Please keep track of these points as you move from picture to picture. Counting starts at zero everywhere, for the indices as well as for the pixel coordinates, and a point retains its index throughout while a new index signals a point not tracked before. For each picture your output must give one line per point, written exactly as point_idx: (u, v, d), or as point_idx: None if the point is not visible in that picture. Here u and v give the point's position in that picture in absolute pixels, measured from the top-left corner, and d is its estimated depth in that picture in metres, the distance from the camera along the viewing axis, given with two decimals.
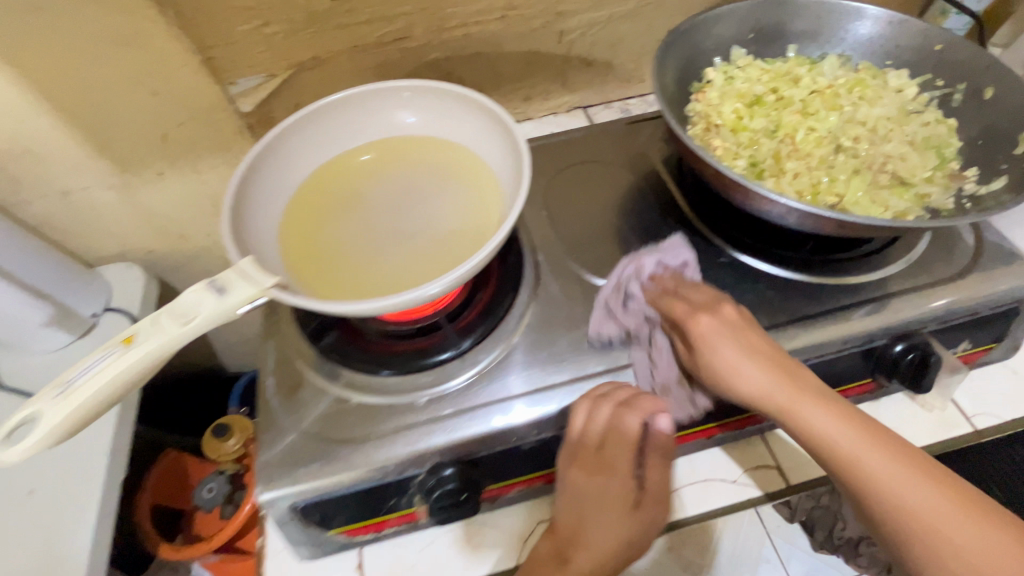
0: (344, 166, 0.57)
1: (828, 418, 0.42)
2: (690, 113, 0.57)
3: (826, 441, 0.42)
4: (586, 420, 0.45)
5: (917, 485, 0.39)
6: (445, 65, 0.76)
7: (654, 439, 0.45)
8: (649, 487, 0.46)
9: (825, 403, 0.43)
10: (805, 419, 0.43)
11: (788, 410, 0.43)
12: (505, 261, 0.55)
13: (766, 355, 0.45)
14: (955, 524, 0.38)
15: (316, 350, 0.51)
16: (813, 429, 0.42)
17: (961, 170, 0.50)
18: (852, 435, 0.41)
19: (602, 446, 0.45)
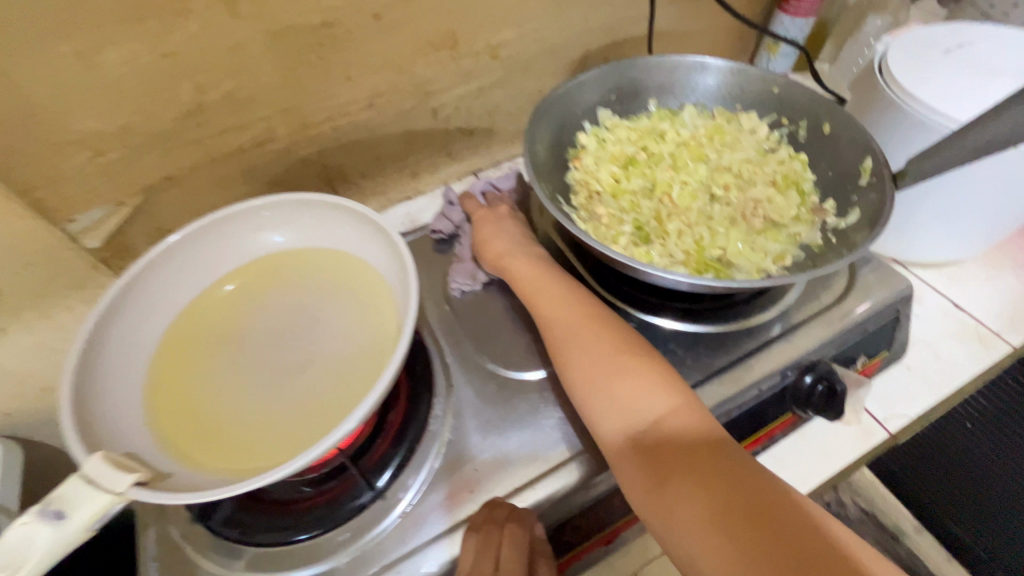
0: (217, 306, 0.52)
1: (627, 375, 0.42)
2: (571, 182, 0.58)
3: (645, 415, 0.41)
4: (482, 542, 0.41)
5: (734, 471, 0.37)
6: (320, 158, 0.72)
7: (537, 545, 0.42)
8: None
9: (640, 372, 0.42)
10: (602, 381, 0.43)
11: (604, 374, 0.43)
12: (413, 374, 0.51)
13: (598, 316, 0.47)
14: (699, 499, 0.36)
15: (209, 530, 0.44)
16: (627, 400, 0.41)
17: (821, 203, 0.53)
18: (607, 354, 0.44)
19: (498, 566, 0.39)
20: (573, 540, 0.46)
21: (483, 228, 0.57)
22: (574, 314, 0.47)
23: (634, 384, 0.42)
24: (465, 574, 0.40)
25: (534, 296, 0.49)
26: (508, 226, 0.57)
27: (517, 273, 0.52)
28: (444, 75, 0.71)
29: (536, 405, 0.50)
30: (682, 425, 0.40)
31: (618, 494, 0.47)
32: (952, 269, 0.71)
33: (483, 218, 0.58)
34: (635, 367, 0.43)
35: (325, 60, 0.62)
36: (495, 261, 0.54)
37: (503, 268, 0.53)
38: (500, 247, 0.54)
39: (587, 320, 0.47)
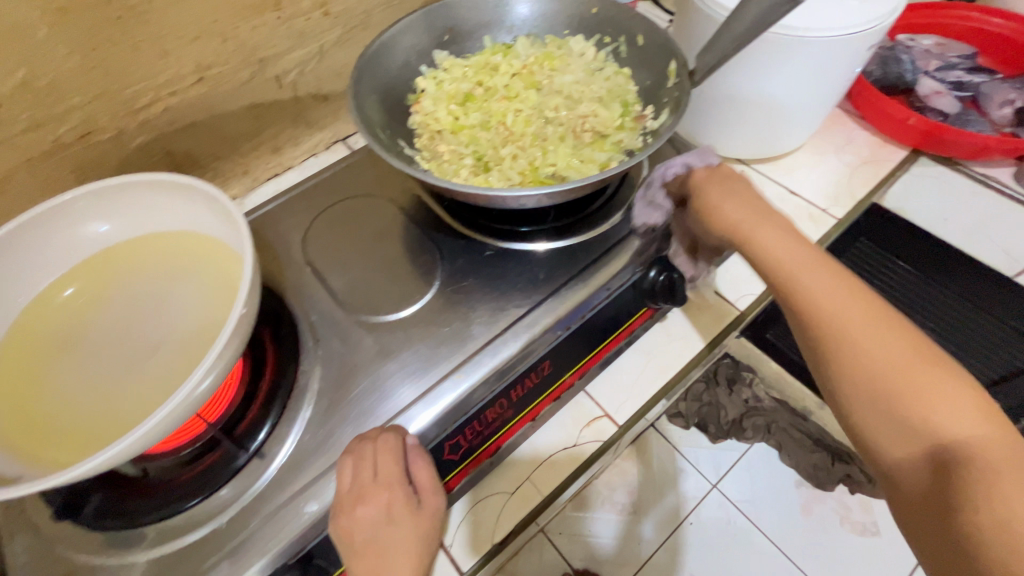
0: (48, 309, 0.49)
1: (841, 295, 0.43)
2: (412, 127, 0.58)
3: (828, 304, 0.43)
4: (358, 458, 0.43)
5: (892, 341, 0.41)
6: (161, 144, 0.68)
7: (411, 451, 0.45)
8: (425, 490, 0.45)
9: (829, 276, 0.44)
10: (808, 285, 0.44)
11: (779, 267, 0.46)
12: (278, 337, 0.51)
13: (778, 229, 0.47)
14: (926, 380, 0.40)
15: (81, 526, 0.43)
16: (807, 290, 0.44)
17: (641, 111, 0.57)
18: (804, 259, 0.45)
19: (375, 473, 0.42)
20: (455, 458, 0.49)
21: (710, 190, 0.51)
22: (745, 215, 0.49)
23: (845, 299, 0.43)
24: (346, 485, 0.43)
25: (736, 224, 0.48)
26: (733, 186, 0.51)
27: (723, 214, 0.49)
28: (276, 39, 0.69)
29: (407, 341, 0.52)
30: (887, 329, 0.42)
31: (491, 408, 0.50)
32: (785, 160, 0.78)
33: (706, 179, 0.52)
34: (835, 286, 0.44)
35: (132, 35, 0.58)
36: (728, 230, 0.49)
37: (711, 211, 0.50)
38: (725, 217, 0.49)
39: (761, 217, 0.48)
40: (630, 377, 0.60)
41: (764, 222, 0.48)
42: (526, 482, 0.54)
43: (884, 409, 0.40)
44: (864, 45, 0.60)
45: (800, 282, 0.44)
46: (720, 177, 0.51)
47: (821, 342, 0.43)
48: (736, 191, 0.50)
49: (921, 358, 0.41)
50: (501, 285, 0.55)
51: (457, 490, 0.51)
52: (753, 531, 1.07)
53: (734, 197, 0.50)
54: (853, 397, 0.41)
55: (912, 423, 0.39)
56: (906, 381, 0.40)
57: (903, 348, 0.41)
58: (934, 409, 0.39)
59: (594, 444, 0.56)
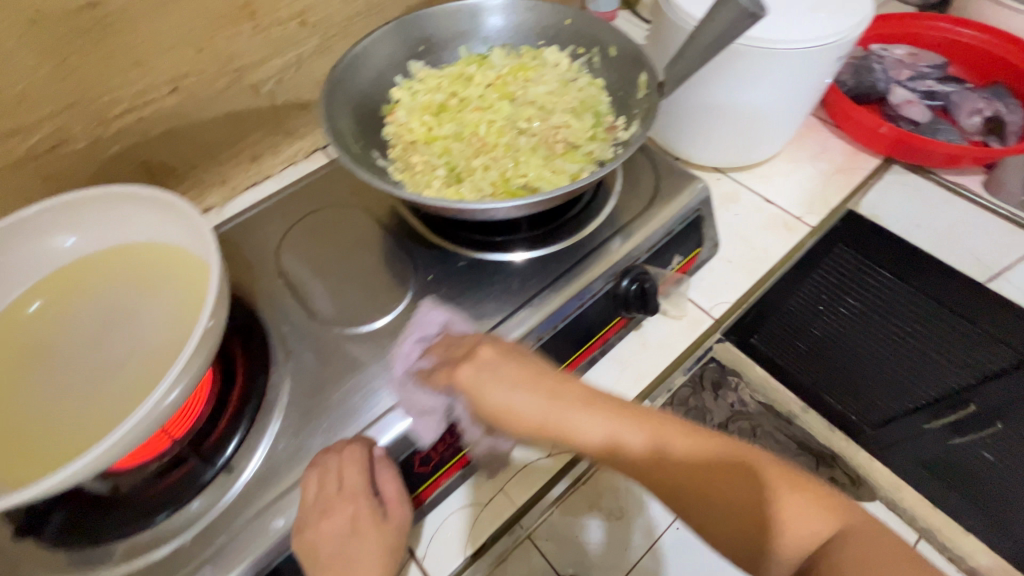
0: (13, 324, 0.48)
1: (697, 445, 0.42)
2: (386, 138, 0.58)
3: (679, 461, 0.42)
4: (323, 470, 0.44)
5: (752, 491, 0.40)
6: (136, 154, 0.68)
7: (378, 461, 0.45)
8: (391, 501, 0.45)
9: (617, 415, 0.44)
10: (673, 431, 0.43)
11: (619, 439, 0.43)
12: (249, 350, 0.51)
13: (560, 396, 0.45)
14: (768, 497, 0.40)
15: (46, 543, 0.42)
16: (642, 454, 0.42)
17: (613, 121, 0.57)
18: (616, 427, 0.43)
19: (340, 487, 0.43)
20: (427, 469, 0.49)
21: (494, 388, 0.45)
22: (541, 403, 0.45)
23: (691, 450, 0.42)
24: (311, 497, 0.43)
25: (506, 410, 0.45)
26: (543, 334, 0.49)
27: (524, 419, 0.45)
28: (252, 48, 0.69)
29: (379, 353, 0.51)
30: (735, 469, 0.41)
31: (462, 419, 0.50)
32: (762, 168, 0.79)
33: (557, 307, 0.51)
34: (680, 438, 0.43)
35: (103, 45, 0.58)
36: (532, 429, 0.45)
37: (507, 409, 0.45)
38: (490, 402, 0.45)
39: (555, 400, 0.45)
40: (605, 386, 0.60)
41: (555, 405, 0.45)
42: (499, 493, 0.54)
43: (757, 541, 0.40)
44: (832, 56, 0.61)
45: (638, 464, 0.42)
46: (502, 357, 0.46)
47: (715, 509, 0.40)
48: (547, 375, 0.46)
49: (752, 469, 0.41)
50: (474, 296, 0.55)
51: (430, 500, 0.51)
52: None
53: (527, 383, 0.45)
54: (787, 534, 0.39)
55: (789, 549, 0.39)
56: (762, 517, 0.39)
57: (748, 470, 0.41)
58: (762, 491, 0.40)
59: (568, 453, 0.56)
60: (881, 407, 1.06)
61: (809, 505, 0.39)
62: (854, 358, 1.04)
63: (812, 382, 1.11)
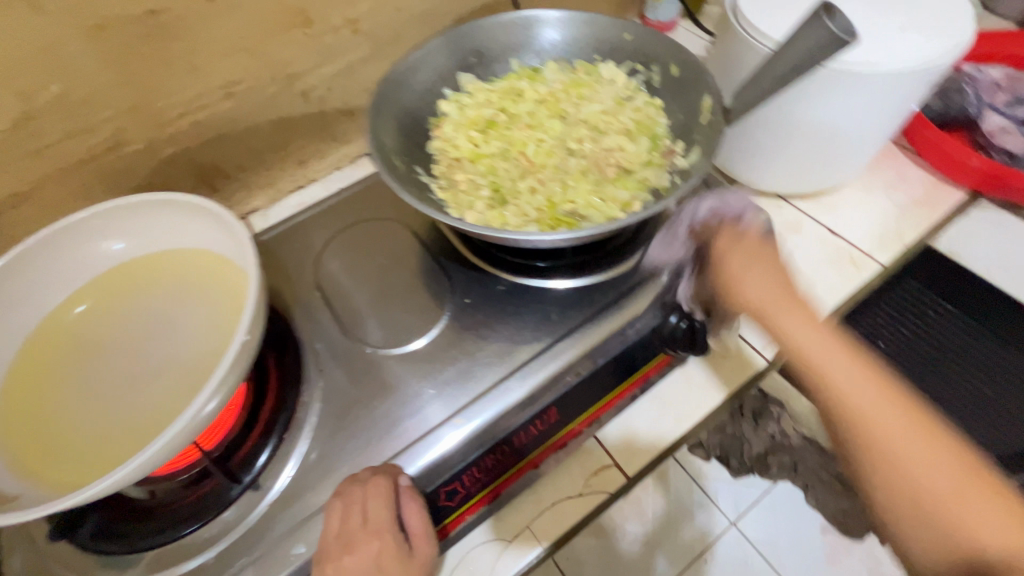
0: (62, 324, 0.49)
1: (875, 399, 0.40)
2: (431, 152, 0.57)
3: (868, 414, 0.39)
4: (347, 503, 0.42)
5: (933, 465, 0.37)
6: (189, 157, 0.69)
7: (404, 494, 0.43)
8: (417, 537, 0.44)
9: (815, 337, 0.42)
10: (838, 385, 0.41)
11: (820, 366, 0.42)
12: (281, 365, 0.51)
13: (793, 305, 0.45)
14: (931, 467, 0.37)
15: (77, 547, 0.43)
16: (830, 380, 0.41)
17: (671, 146, 0.53)
18: (822, 347, 0.42)
19: (365, 522, 0.41)
20: (451, 504, 0.47)
21: (729, 261, 0.48)
22: (757, 297, 0.45)
23: (878, 400, 0.40)
24: (334, 530, 0.42)
25: (733, 281, 0.47)
26: (749, 252, 0.48)
27: (749, 296, 0.46)
28: (305, 55, 0.69)
29: (410, 378, 0.50)
30: (921, 430, 0.38)
31: (491, 455, 0.48)
32: (828, 196, 0.73)
33: (727, 246, 0.49)
34: (869, 382, 0.40)
35: (163, 51, 0.59)
36: (752, 309, 0.46)
37: (735, 281, 0.47)
38: (727, 266, 0.48)
39: (785, 298, 0.45)
40: (643, 425, 0.57)
41: (788, 305, 0.45)
42: (525, 532, 0.51)
43: (909, 518, 0.37)
44: (923, 81, 0.55)
45: (827, 390, 0.41)
46: (751, 247, 0.48)
47: (870, 469, 0.39)
48: (763, 260, 0.47)
49: (919, 429, 0.38)
50: (512, 323, 0.52)
51: (452, 535, 0.49)
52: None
53: (760, 262, 0.47)
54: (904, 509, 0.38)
55: (928, 522, 0.37)
56: (939, 506, 0.36)
57: (922, 436, 0.38)
58: (929, 464, 0.37)
59: (599, 495, 0.53)
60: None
61: (973, 486, 0.37)
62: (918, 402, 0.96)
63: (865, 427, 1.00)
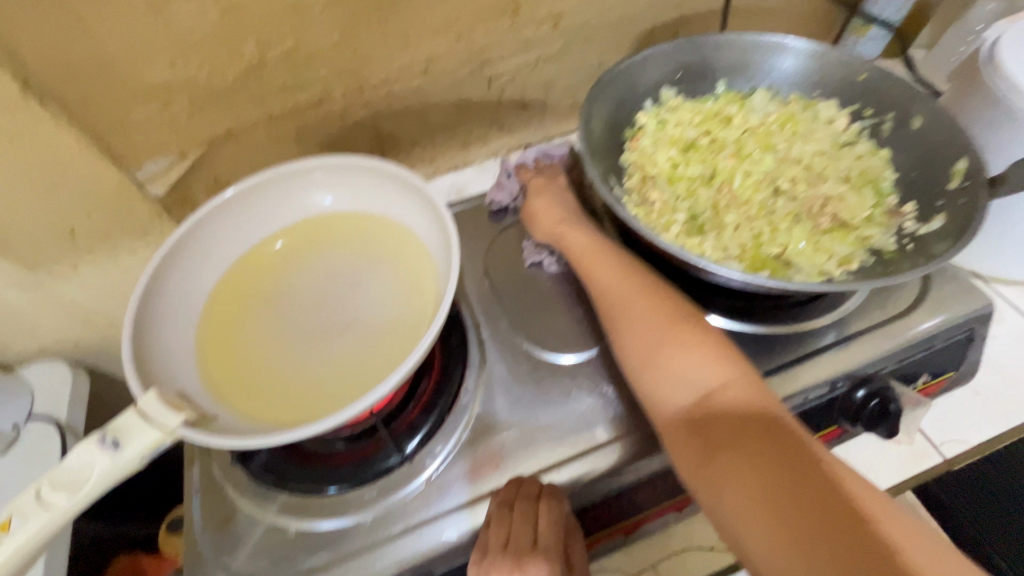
0: (261, 259, 0.53)
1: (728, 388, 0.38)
2: (625, 164, 0.55)
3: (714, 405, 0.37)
4: (515, 521, 0.40)
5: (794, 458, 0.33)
6: (373, 123, 0.72)
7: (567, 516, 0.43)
8: (580, 575, 0.42)
9: (690, 342, 0.40)
10: (676, 363, 0.40)
11: (661, 343, 0.41)
12: (447, 345, 0.52)
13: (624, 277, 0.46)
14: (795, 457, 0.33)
15: (248, 473, 0.46)
16: (674, 360, 0.40)
17: (899, 205, 0.49)
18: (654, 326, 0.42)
19: (539, 542, 0.40)
20: (595, 526, 0.46)
21: (539, 198, 0.55)
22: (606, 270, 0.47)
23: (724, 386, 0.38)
24: (500, 545, 0.40)
25: (538, 212, 0.54)
26: (567, 197, 0.55)
27: (572, 245, 0.50)
28: (502, 43, 0.69)
29: (569, 390, 0.49)
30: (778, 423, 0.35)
31: (643, 487, 0.46)
32: None
33: (541, 185, 0.56)
34: (719, 369, 0.38)
35: (384, 23, 0.62)
36: (551, 230, 0.52)
37: (558, 236, 0.52)
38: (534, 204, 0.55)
39: (624, 275, 0.46)
40: None
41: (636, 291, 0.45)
42: (649, 571, 0.50)
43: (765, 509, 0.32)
44: None
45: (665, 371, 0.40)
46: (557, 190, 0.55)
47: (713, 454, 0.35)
48: (568, 210, 0.53)
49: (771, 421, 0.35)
50: None
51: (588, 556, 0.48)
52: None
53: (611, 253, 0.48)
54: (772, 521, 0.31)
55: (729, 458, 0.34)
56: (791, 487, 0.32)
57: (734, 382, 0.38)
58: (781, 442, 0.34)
59: (733, 556, 0.51)
60: None
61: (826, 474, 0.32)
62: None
63: None
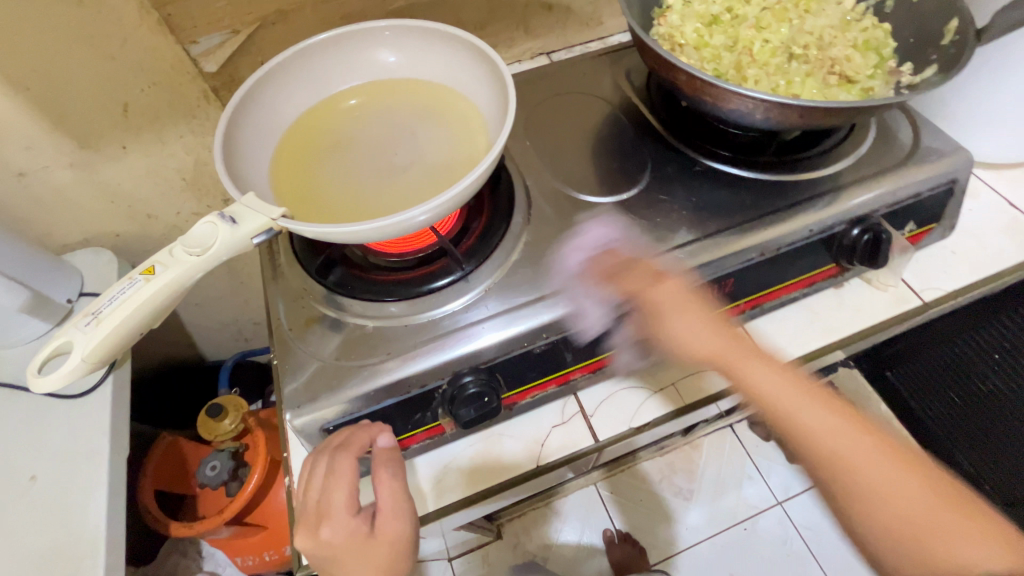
0: (334, 110, 0.59)
1: (852, 440, 0.47)
2: (655, 36, 0.60)
3: (835, 458, 0.47)
4: (310, 482, 0.47)
5: (914, 494, 0.45)
6: (410, 13, 0.76)
7: (382, 455, 0.47)
8: (384, 511, 0.46)
9: (827, 410, 0.49)
10: (804, 425, 0.48)
11: (791, 412, 0.49)
12: (495, 191, 0.58)
13: (692, 307, 0.51)
14: (868, 470, 0.46)
15: (325, 287, 0.53)
16: (803, 427, 0.48)
17: (898, 66, 0.55)
18: (787, 388, 0.49)
19: (324, 493, 0.46)
20: (627, 334, 0.54)
21: (679, 315, 0.50)
22: (731, 352, 0.51)
23: (857, 440, 0.47)
24: (311, 501, 0.46)
25: (684, 338, 0.51)
26: (681, 310, 0.51)
27: (686, 335, 0.51)
28: None
29: (605, 223, 0.56)
30: (904, 469, 0.46)
31: None
32: (1012, 170, 0.71)
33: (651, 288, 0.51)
34: (837, 425, 0.48)
35: None
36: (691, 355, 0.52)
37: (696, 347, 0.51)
38: (672, 327, 0.51)
39: (737, 347, 0.51)
40: (792, 327, 0.60)
41: (752, 354, 0.51)
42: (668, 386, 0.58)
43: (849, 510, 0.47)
44: None
45: (801, 439, 0.48)
46: (682, 300, 0.51)
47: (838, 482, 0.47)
48: (695, 306, 0.51)
49: (898, 463, 0.47)
50: (705, 198, 0.57)
51: (618, 366, 0.57)
52: (810, 560, 1.23)
53: (700, 318, 0.51)
54: (882, 535, 0.45)
55: (878, 522, 0.45)
56: (932, 528, 0.44)
57: (820, 407, 0.49)
58: (863, 473, 0.46)
59: None
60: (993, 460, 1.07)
61: (926, 490, 0.46)
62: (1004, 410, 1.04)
63: (945, 435, 1.13)
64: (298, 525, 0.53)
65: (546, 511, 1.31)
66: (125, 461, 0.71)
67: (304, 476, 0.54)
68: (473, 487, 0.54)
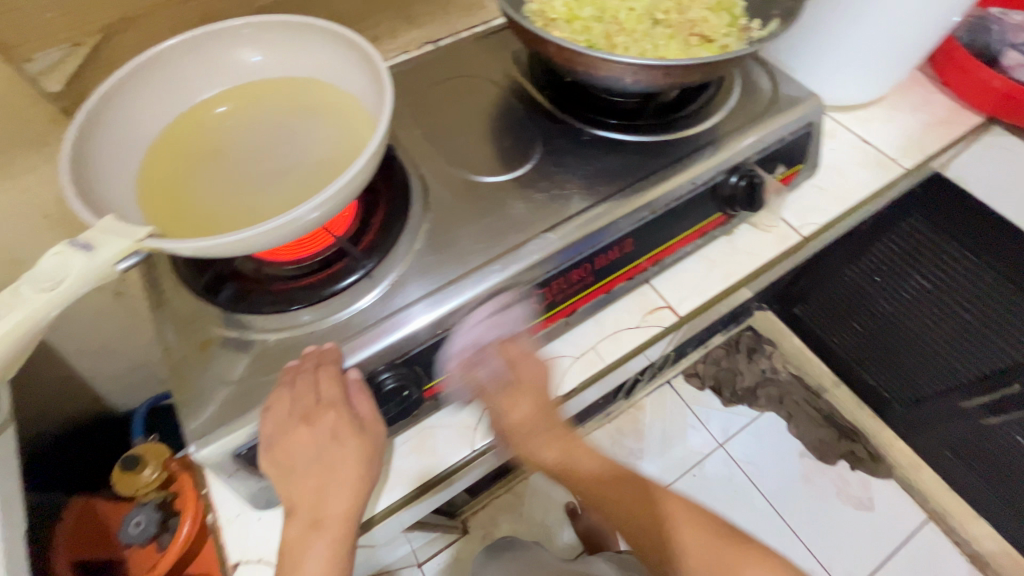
0: (201, 120, 0.55)
1: (645, 492, 0.59)
2: (528, 13, 0.61)
3: (641, 503, 0.58)
4: (301, 386, 0.45)
5: (690, 530, 0.57)
6: (279, 10, 0.72)
7: (353, 386, 0.47)
8: (366, 418, 0.47)
9: (627, 479, 0.59)
10: (612, 482, 0.59)
11: (604, 481, 0.58)
12: (389, 184, 0.57)
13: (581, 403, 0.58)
14: (671, 518, 0.57)
15: (218, 307, 0.50)
16: (616, 492, 0.58)
17: (748, 24, 0.60)
18: (606, 466, 0.59)
19: (318, 398, 0.45)
20: (540, 307, 0.54)
21: (580, 389, 0.57)
22: (558, 448, 0.57)
23: (649, 498, 0.59)
24: (292, 413, 0.45)
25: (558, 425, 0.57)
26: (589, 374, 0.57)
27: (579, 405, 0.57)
28: None
29: (504, 200, 0.57)
30: (678, 511, 0.58)
31: (576, 269, 0.54)
32: (861, 111, 0.80)
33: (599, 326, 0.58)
34: (640, 487, 0.59)
35: None
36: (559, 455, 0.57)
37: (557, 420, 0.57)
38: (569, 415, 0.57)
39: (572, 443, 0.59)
40: (692, 277, 0.64)
41: (576, 444, 0.59)
42: (589, 350, 0.60)
43: (661, 550, 0.56)
44: None
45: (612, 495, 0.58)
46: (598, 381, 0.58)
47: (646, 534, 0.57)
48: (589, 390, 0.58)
49: (676, 509, 0.58)
50: (596, 165, 0.59)
51: (539, 338, 0.57)
52: (751, 491, 1.35)
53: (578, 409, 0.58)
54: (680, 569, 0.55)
55: (670, 544, 0.56)
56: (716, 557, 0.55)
57: (624, 477, 0.60)
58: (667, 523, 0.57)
59: (654, 328, 0.61)
60: (896, 374, 1.20)
61: (712, 535, 0.57)
62: (890, 329, 1.13)
63: (851, 356, 1.27)
64: (230, 561, 0.50)
65: (508, 498, 1.32)
66: (23, 538, 0.62)
67: (229, 509, 0.52)
68: (413, 485, 0.54)
